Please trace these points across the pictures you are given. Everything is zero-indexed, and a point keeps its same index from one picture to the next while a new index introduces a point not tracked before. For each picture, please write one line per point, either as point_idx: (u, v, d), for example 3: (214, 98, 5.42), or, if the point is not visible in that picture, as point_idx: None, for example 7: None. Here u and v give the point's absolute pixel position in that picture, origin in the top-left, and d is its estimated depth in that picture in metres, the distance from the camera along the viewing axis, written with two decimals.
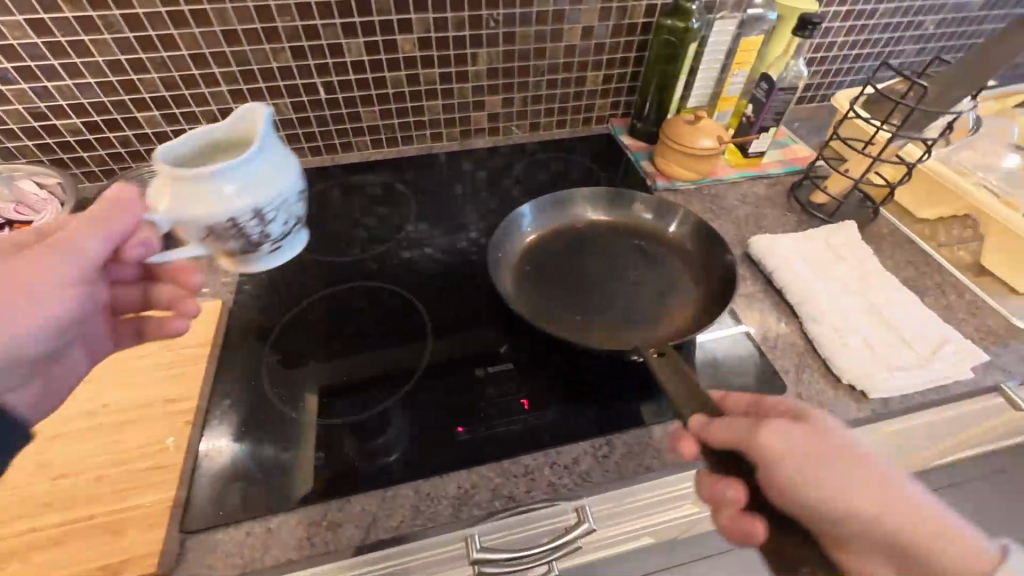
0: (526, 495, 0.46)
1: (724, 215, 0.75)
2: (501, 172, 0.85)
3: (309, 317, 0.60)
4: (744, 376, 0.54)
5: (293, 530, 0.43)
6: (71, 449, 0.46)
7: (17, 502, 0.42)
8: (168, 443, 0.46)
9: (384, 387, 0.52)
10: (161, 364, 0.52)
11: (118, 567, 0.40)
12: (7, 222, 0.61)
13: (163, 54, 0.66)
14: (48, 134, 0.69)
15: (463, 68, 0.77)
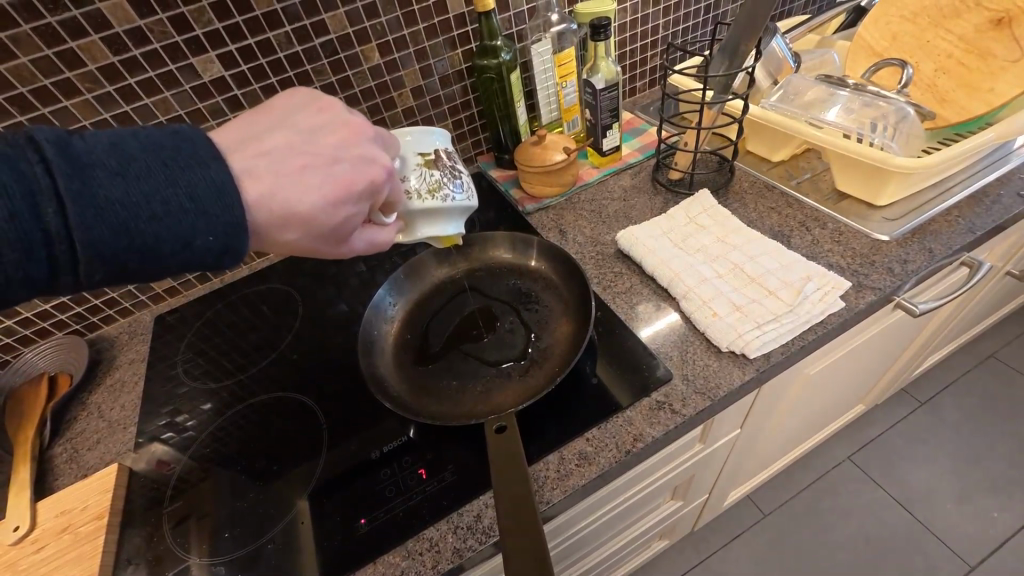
0: (432, 571, 0.45)
1: (596, 216, 0.77)
2: None
3: (212, 451, 0.60)
4: (626, 374, 0.55)
5: None
6: None
7: None
8: None
9: (285, 502, 0.52)
10: (59, 550, 0.51)
11: None
12: None
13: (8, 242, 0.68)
14: None
15: None
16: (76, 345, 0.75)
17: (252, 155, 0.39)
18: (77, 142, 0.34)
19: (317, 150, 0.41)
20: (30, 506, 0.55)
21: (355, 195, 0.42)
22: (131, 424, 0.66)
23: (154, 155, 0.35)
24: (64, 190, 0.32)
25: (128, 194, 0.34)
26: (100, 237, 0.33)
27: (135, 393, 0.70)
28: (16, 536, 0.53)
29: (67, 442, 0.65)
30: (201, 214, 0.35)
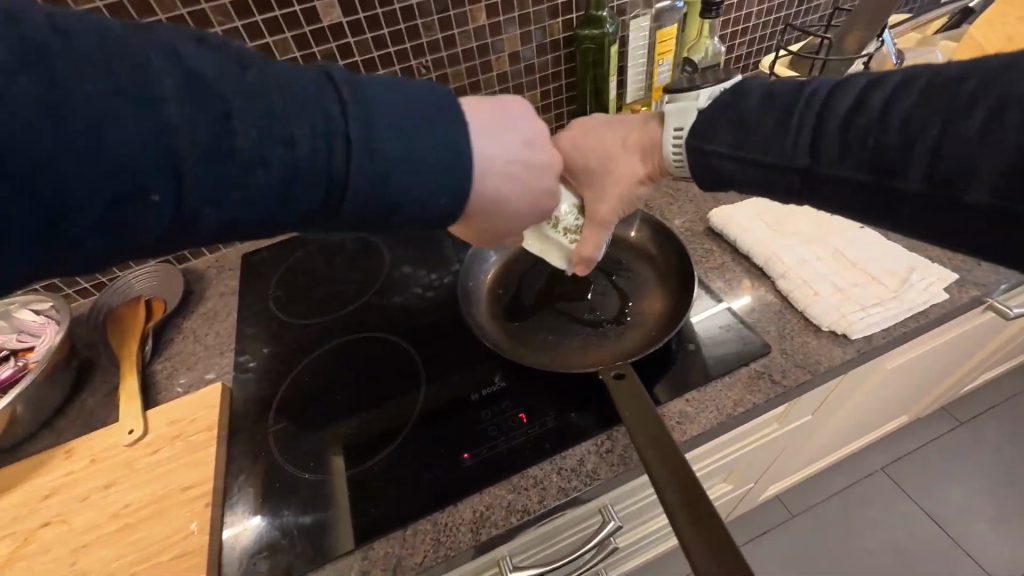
0: (539, 506, 0.47)
1: (682, 195, 0.78)
2: None
3: (305, 382, 0.62)
4: (725, 343, 0.56)
5: None
6: (101, 555, 0.48)
7: None
8: (191, 527, 0.48)
9: (387, 432, 0.55)
10: (174, 455, 0.54)
11: None
12: (11, 352, 0.65)
13: None
14: None
15: None
16: (172, 274, 0.78)
17: (485, 152, 0.40)
18: (360, 86, 0.36)
19: (531, 164, 0.44)
20: (142, 413, 0.59)
21: (535, 210, 0.47)
22: (226, 350, 0.69)
23: (418, 111, 0.37)
24: (344, 131, 0.34)
25: (396, 142, 0.35)
26: (362, 185, 0.35)
27: (228, 322, 0.73)
28: (131, 439, 0.56)
29: (166, 361, 0.68)
30: (442, 176, 0.37)
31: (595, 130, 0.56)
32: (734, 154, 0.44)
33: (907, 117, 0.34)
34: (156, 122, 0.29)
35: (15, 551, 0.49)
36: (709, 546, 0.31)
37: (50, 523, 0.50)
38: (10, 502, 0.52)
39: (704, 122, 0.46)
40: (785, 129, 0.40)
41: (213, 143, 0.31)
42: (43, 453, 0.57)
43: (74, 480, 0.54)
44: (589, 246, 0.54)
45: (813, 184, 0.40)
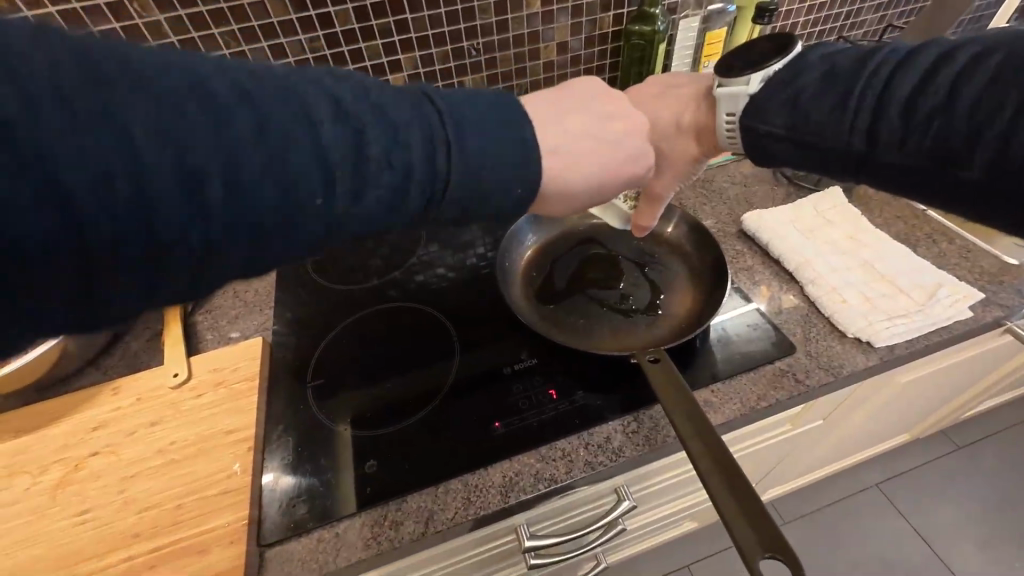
0: (565, 476, 0.49)
1: (716, 196, 0.79)
2: None
3: (341, 343, 0.65)
4: (752, 340, 0.58)
5: (358, 531, 0.47)
6: (148, 486, 0.50)
7: (110, 538, 0.47)
8: (234, 468, 0.51)
9: (421, 395, 0.57)
10: (217, 400, 0.57)
11: None
12: None
13: None
14: None
15: None
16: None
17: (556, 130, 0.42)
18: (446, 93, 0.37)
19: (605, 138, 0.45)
20: (186, 358, 0.62)
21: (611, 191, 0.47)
22: (264, 307, 0.71)
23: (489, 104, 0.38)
24: (447, 135, 0.35)
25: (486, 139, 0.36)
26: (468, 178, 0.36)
27: (266, 282, 0.75)
28: (176, 382, 0.59)
29: (206, 313, 0.70)
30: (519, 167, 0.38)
31: (665, 88, 0.53)
32: (789, 134, 0.43)
33: (979, 102, 0.33)
34: (281, 124, 0.30)
35: (66, 476, 0.52)
36: (739, 511, 0.33)
37: (100, 453, 0.53)
38: (61, 430, 0.55)
39: (753, 108, 0.45)
40: (844, 110, 0.39)
41: (334, 143, 0.32)
42: (92, 389, 0.59)
43: (122, 415, 0.57)
44: (645, 218, 0.57)
45: (869, 165, 0.40)
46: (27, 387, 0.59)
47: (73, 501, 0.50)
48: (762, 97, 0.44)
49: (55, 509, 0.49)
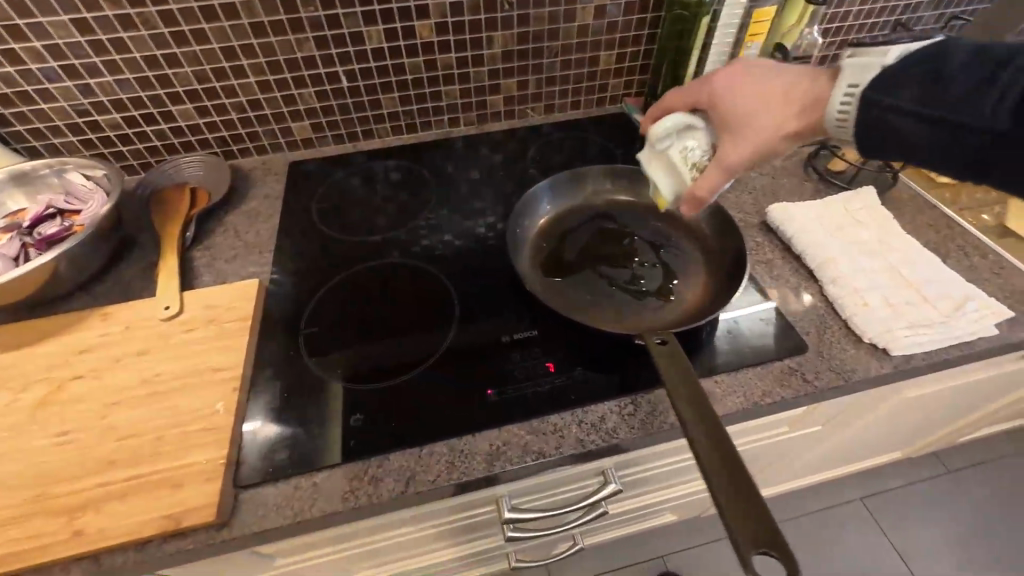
0: (555, 451, 0.47)
1: (742, 186, 0.76)
2: (517, 155, 0.87)
3: (339, 294, 0.63)
4: (763, 335, 0.55)
5: (337, 483, 0.46)
6: (128, 414, 0.49)
7: (85, 461, 0.46)
8: (217, 407, 0.49)
9: (415, 355, 0.55)
10: (207, 337, 0.55)
11: (178, 518, 0.42)
12: (57, 212, 0.65)
13: (194, 49, 0.69)
14: (90, 130, 0.72)
15: (478, 51, 0.80)
16: (219, 166, 0.76)
17: None
18: None
19: None
20: (179, 293, 0.60)
21: None
22: (263, 250, 0.69)
23: None
24: None
25: None
26: None
27: (268, 224, 0.73)
28: (167, 314, 0.57)
29: (204, 250, 0.68)
30: None
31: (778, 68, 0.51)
32: (915, 111, 0.41)
33: None
34: None
35: (48, 394, 0.51)
36: (738, 504, 0.32)
37: (83, 377, 0.52)
38: (46, 350, 0.54)
39: (885, 78, 0.43)
40: (987, 90, 0.39)
41: None
42: (82, 312, 0.58)
43: (110, 341, 0.55)
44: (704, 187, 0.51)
45: (997, 148, 0.39)
46: (16, 303, 0.58)
47: (52, 421, 0.49)
48: (897, 72, 0.42)
49: (34, 427, 0.48)
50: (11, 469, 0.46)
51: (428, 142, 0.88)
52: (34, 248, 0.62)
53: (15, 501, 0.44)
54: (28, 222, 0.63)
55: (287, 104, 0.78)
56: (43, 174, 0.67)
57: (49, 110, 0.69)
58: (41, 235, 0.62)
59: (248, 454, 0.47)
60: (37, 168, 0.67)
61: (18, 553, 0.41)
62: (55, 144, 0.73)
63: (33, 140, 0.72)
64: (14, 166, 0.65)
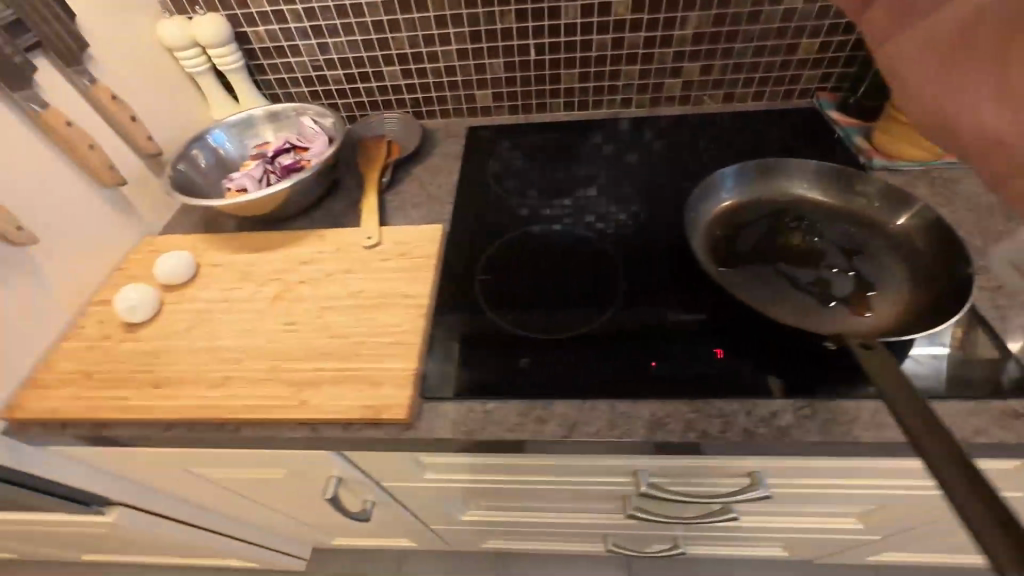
0: (720, 435, 0.47)
1: (960, 202, 0.65)
2: (685, 140, 0.84)
3: (510, 249, 0.67)
4: (981, 369, 0.48)
5: (507, 414, 0.50)
6: (336, 320, 0.58)
7: (307, 349, 0.55)
8: (407, 327, 0.56)
9: (579, 317, 0.57)
10: (400, 267, 0.63)
11: (379, 409, 0.50)
12: (292, 148, 0.78)
13: (415, 15, 0.77)
14: (320, 83, 0.85)
15: (670, 32, 0.78)
16: (415, 132, 0.85)
17: None
18: None
19: None
20: (377, 228, 0.69)
21: None
22: (444, 202, 0.75)
23: None
24: None
25: None
26: None
27: (449, 180, 0.79)
28: (369, 245, 0.66)
29: (395, 195, 0.77)
30: None
31: None
32: None
33: None
34: None
35: (281, 292, 0.62)
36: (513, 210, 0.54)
37: (306, 282, 0.63)
38: (281, 257, 0.66)
39: None
40: None
41: None
42: (305, 232, 0.70)
43: (325, 258, 0.66)
44: None
45: None
46: (260, 216, 0.73)
47: (286, 313, 0.60)
48: None
49: (272, 315, 0.60)
50: (254, 343, 0.57)
51: (596, 121, 0.88)
52: (275, 175, 0.76)
53: (259, 368, 0.54)
54: (272, 152, 0.78)
55: (476, 71, 0.84)
56: (289, 115, 0.82)
57: (295, 64, 0.83)
58: (281, 165, 0.77)
59: (565, 354, 0.54)
60: (292, 111, 0.81)
61: (258, 407, 0.51)
62: (292, 93, 0.87)
63: (278, 88, 0.87)
64: (274, 107, 0.80)
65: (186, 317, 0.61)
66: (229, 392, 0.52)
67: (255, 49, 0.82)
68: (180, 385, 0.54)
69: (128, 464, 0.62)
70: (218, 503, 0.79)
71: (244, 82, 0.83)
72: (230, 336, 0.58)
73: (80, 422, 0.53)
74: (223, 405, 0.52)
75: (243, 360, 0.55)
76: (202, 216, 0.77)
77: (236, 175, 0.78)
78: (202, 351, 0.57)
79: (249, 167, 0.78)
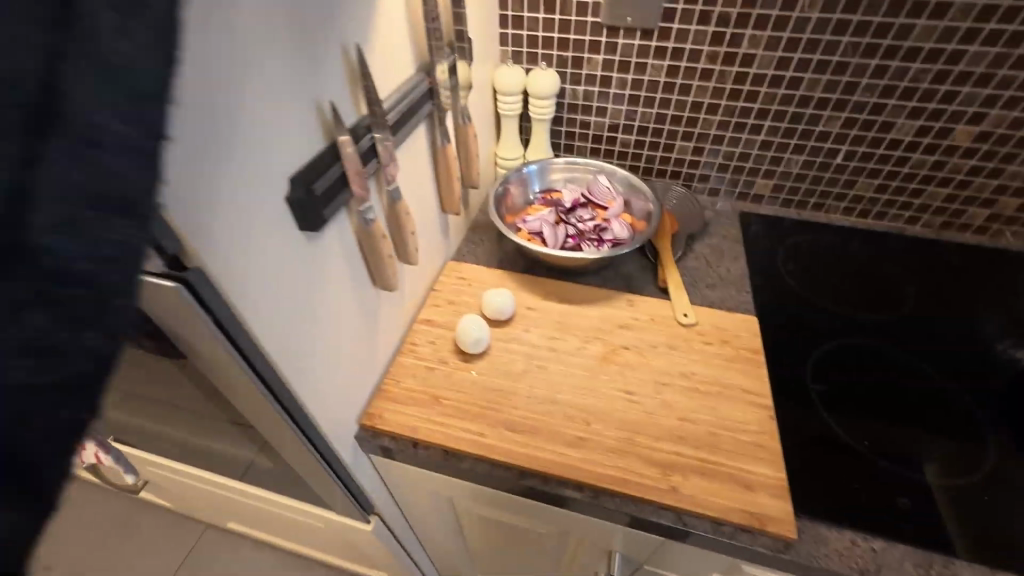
0: None
1: None
2: (983, 273, 0.80)
3: (833, 359, 0.65)
4: None
5: (902, 561, 0.46)
6: (677, 399, 0.57)
7: (657, 427, 0.55)
8: (760, 427, 0.55)
9: (951, 462, 0.54)
10: (727, 356, 0.62)
11: (761, 519, 0.48)
12: (588, 205, 0.81)
13: (739, 103, 0.79)
14: (607, 143, 0.89)
15: (1004, 165, 0.75)
16: (698, 214, 0.85)
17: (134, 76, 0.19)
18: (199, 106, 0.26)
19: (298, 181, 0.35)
20: (688, 305, 0.69)
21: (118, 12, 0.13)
22: (740, 288, 0.74)
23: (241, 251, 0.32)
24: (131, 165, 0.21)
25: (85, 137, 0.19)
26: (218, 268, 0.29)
27: (737, 265, 0.78)
28: (686, 322, 0.66)
29: (683, 270, 0.77)
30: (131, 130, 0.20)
31: None
32: None
33: None
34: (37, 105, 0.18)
35: (607, 354, 0.63)
36: None
37: (631, 349, 0.63)
38: (597, 315, 0.67)
39: None
40: None
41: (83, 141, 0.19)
42: (612, 294, 0.71)
43: (642, 326, 0.66)
44: None
45: None
46: (560, 266, 0.75)
47: (619, 378, 0.60)
48: None
49: (605, 377, 0.60)
50: (597, 405, 0.57)
51: (875, 230, 0.86)
52: (572, 229, 0.78)
53: (611, 434, 0.54)
54: (567, 205, 0.81)
55: (770, 162, 0.85)
56: (594, 170, 0.84)
57: (594, 122, 0.87)
58: (579, 221, 0.79)
59: (952, 504, 0.51)
60: (595, 169, 0.85)
61: (625, 481, 0.50)
62: (574, 146, 0.92)
63: (564, 139, 0.92)
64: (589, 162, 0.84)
65: (518, 359, 0.62)
66: (588, 455, 0.52)
67: (564, 103, 0.87)
68: (535, 435, 0.54)
69: (422, 484, 0.63)
70: (437, 531, 0.78)
71: (543, 131, 0.87)
72: (570, 391, 0.58)
73: (434, 448, 0.54)
74: (586, 468, 0.51)
75: (593, 422, 0.55)
76: (493, 249, 0.80)
77: (529, 219, 0.79)
78: (546, 402, 0.57)
79: (541, 213, 0.80)
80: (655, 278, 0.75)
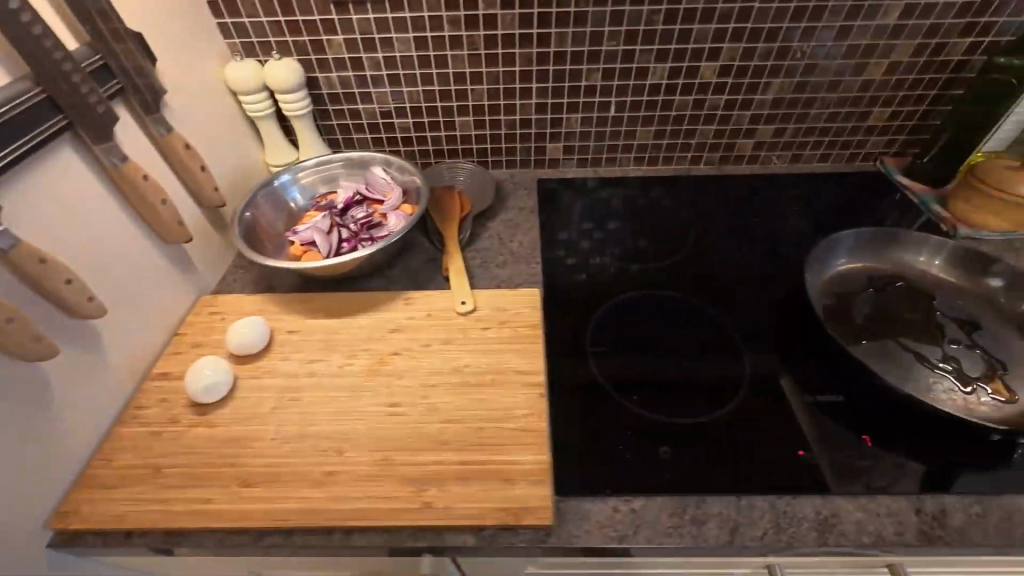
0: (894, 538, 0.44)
1: None
2: (760, 199, 0.83)
3: (610, 317, 0.63)
4: None
5: (658, 514, 0.45)
6: (445, 400, 0.53)
7: (418, 438, 0.49)
8: (528, 409, 0.51)
9: (706, 397, 0.54)
10: (504, 338, 0.59)
11: (518, 514, 0.44)
12: (364, 200, 0.73)
13: (500, 69, 0.75)
14: (385, 129, 0.82)
15: (752, 96, 0.78)
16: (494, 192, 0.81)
17: None
18: None
19: None
20: (470, 291, 0.64)
21: None
22: (531, 260, 0.71)
23: None
24: None
25: None
26: None
27: (531, 236, 0.75)
28: (464, 310, 0.61)
29: (474, 252, 0.73)
30: None
31: None
32: None
33: None
34: None
35: (375, 365, 0.56)
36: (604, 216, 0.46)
37: (402, 354, 0.57)
38: (366, 324, 0.60)
39: None
40: None
41: None
42: (389, 295, 0.64)
43: (416, 326, 0.60)
44: None
45: None
46: (331, 276, 0.67)
47: (383, 390, 0.54)
48: None
49: (368, 393, 0.53)
50: (355, 428, 0.51)
51: (665, 175, 0.88)
52: (346, 229, 0.70)
53: (365, 460, 0.48)
54: (341, 205, 0.72)
55: (551, 125, 0.82)
56: (368, 161, 0.77)
57: (362, 110, 0.79)
58: (353, 220, 0.71)
59: (710, 441, 0.50)
60: (367, 160, 0.78)
61: (374, 513, 0.45)
62: (352, 138, 0.84)
63: (338, 134, 0.83)
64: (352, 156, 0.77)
65: (268, 397, 0.54)
66: (335, 492, 0.46)
67: (322, 94, 0.78)
68: (276, 484, 0.47)
69: (186, 567, 0.54)
70: None
71: (305, 128, 0.77)
72: (325, 420, 0.51)
73: (152, 532, 0.45)
74: (331, 508, 0.45)
75: (347, 450, 0.49)
76: (262, 271, 0.71)
77: (300, 228, 0.70)
78: (295, 440, 0.50)
79: (313, 220, 0.71)
80: (440, 268, 0.70)
